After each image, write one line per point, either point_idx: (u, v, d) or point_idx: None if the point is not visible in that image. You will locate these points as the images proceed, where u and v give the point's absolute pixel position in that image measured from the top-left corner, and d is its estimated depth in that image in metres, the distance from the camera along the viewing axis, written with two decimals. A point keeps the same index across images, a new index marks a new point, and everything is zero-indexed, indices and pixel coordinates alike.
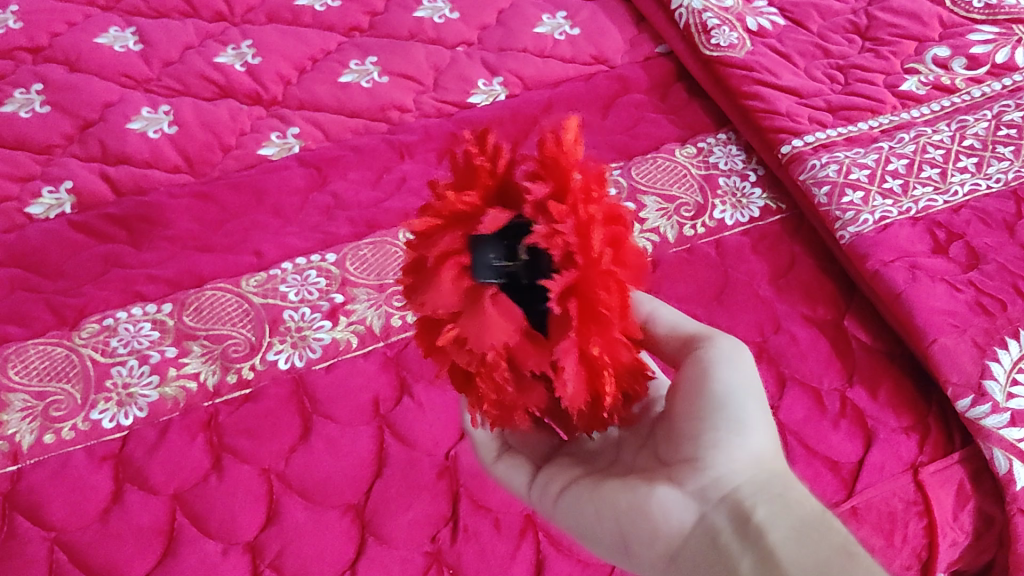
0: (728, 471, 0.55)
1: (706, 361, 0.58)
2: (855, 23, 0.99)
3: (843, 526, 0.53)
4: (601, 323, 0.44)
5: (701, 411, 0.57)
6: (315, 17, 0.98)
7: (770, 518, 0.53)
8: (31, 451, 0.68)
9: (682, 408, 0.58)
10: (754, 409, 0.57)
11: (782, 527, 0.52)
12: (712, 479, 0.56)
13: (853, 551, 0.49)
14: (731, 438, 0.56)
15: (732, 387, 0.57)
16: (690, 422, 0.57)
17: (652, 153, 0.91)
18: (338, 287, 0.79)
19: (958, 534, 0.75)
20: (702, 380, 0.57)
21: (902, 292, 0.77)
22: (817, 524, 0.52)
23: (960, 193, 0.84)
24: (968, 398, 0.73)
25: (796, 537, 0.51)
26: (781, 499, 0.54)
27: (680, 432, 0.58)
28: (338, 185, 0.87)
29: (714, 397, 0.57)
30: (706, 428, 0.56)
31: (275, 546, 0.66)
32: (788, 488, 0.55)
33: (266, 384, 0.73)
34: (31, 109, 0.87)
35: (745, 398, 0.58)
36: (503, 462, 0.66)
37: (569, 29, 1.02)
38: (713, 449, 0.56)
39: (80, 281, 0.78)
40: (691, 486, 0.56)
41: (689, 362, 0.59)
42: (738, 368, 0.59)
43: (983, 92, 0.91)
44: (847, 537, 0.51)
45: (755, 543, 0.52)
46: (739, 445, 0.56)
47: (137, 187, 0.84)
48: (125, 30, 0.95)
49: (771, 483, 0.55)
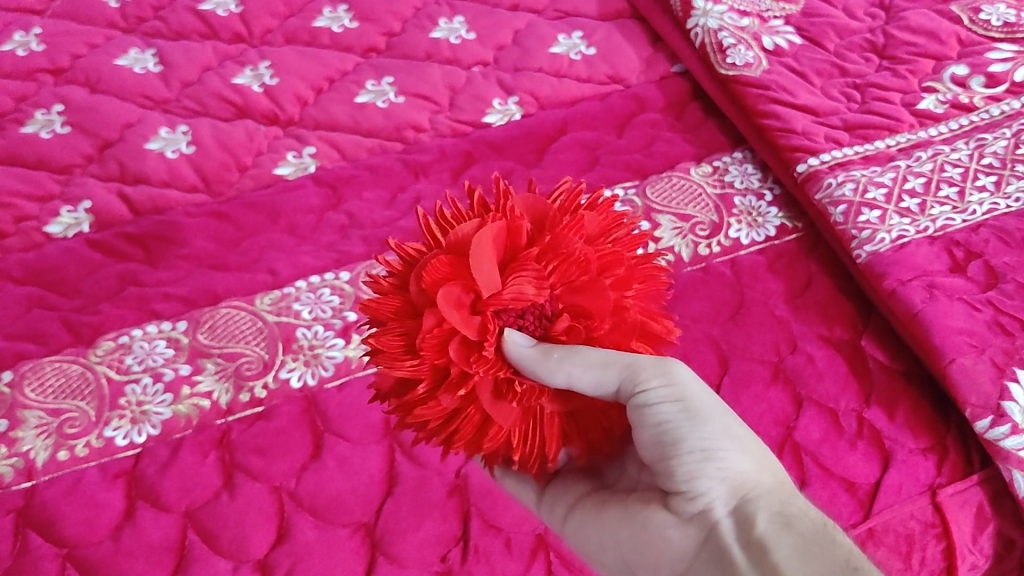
0: (719, 495, 0.55)
1: (647, 405, 0.53)
2: (873, 42, 0.98)
3: (847, 536, 0.53)
4: (395, 279, 0.51)
5: (669, 449, 0.55)
6: (332, 39, 0.99)
7: (772, 535, 0.53)
8: (45, 468, 0.68)
9: (650, 446, 0.56)
10: (714, 431, 0.55)
11: (787, 546, 0.52)
12: (705, 504, 0.55)
13: (858, 567, 0.51)
14: (705, 468, 0.54)
15: (679, 420, 0.54)
16: (665, 454, 0.55)
17: (667, 172, 0.91)
18: (352, 305, 0.79)
19: (978, 557, 0.73)
20: (654, 422, 0.54)
21: (920, 311, 0.76)
22: (818, 537, 0.52)
23: (980, 212, 0.83)
24: (987, 419, 0.71)
25: (800, 551, 0.51)
26: (782, 516, 0.54)
27: (657, 467, 0.56)
28: (353, 205, 0.87)
29: (667, 437, 0.54)
30: (677, 465, 0.55)
31: (286, 563, 0.66)
32: (785, 502, 0.55)
33: (279, 403, 0.73)
34: (52, 130, 0.88)
35: (706, 421, 0.55)
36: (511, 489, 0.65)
37: (585, 49, 1.02)
38: (697, 480, 0.55)
39: (97, 298, 0.79)
40: (686, 515, 0.56)
41: (629, 409, 0.53)
42: (684, 395, 0.54)
43: (1002, 110, 0.90)
44: (850, 551, 0.51)
45: (763, 563, 0.52)
46: (722, 468, 0.55)
47: (155, 206, 0.85)
48: (145, 52, 0.96)
49: (768, 499, 0.55)
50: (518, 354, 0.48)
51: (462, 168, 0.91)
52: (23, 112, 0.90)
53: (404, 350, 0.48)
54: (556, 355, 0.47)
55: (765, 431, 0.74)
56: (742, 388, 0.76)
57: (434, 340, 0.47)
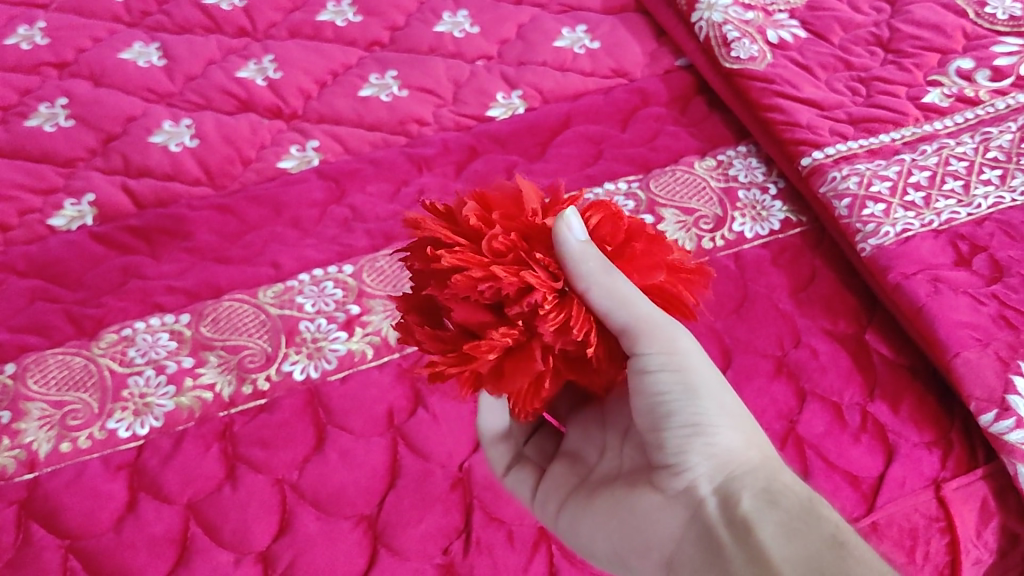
0: (705, 472, 0.55)
1: (646, 369, 0.52)
2: (878, 36, 0.98)
3: (834, 514, 0.53)
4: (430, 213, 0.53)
5: (661, 420, 0.55)
6: (336, 33, 0.99)
7: (757, 513, 0.52)
8: (48, 460, 0.68)
9: (644, 417, 0.56)
10: (707, 404, 0.55)
11: (770, 525, 0.52)
12: (691, 482, 0.55)
13: (841, 543, 0.50)
14: (696, 442, 0.54)
15: (672, 391, 0.54)
16: (657, 427, 0.55)
17: (671, 165, 0.91)
18: (355, 299, 0.79)
19: (982, 551, 0.73)
20: (650, 391, 0.54)
21: (924, 305, 0.75)
22: (805, 515, 0.52)
23: (984, 206, 0.82)
24: (991, 413, 0.71)
25: (783, 531, 0.51)
26: (766, 493, 0.53)
27: (649, 440, 0.56)
28: (356, 198, 0.87)
29: (661, 406, 0.54)
30: (668, 437, 0.55)
31: (288, 556, 0.66)
32: (772, 479, 0.54)
33: (281, 396, 0.73)
34: (55, 123, 0.88)
35: (701, 394, 0.55)
36: (511, 475, 0.66)
37: (589, 43, 1.01)
38: (685, 454, 0.55)
39: (100, 291, 0.79)
40: (673, 492, 0.56)
41: (630, 373, 0.53)
42: (681, 366, 0.54)
43: (1007, 104, 0.90)
44: (837, 526, 0.52)
45: (746, 540, 0.51)
46: (710, 444, 0.55)
47: (159, 199, 0.85)
48: (149, 45, 0.96)
49: (753, 477, 0.54)
50: (560, 249, 0.48)
51: (465, 162, 0.91)
52: (27, 105, 0.90)
53: (445, 222, 0.49)
54: (588, 264, 0.48)
55: (768, 425, 0.74)
56: (746, 381, 0.75)
57: (479, 213, 0.49)
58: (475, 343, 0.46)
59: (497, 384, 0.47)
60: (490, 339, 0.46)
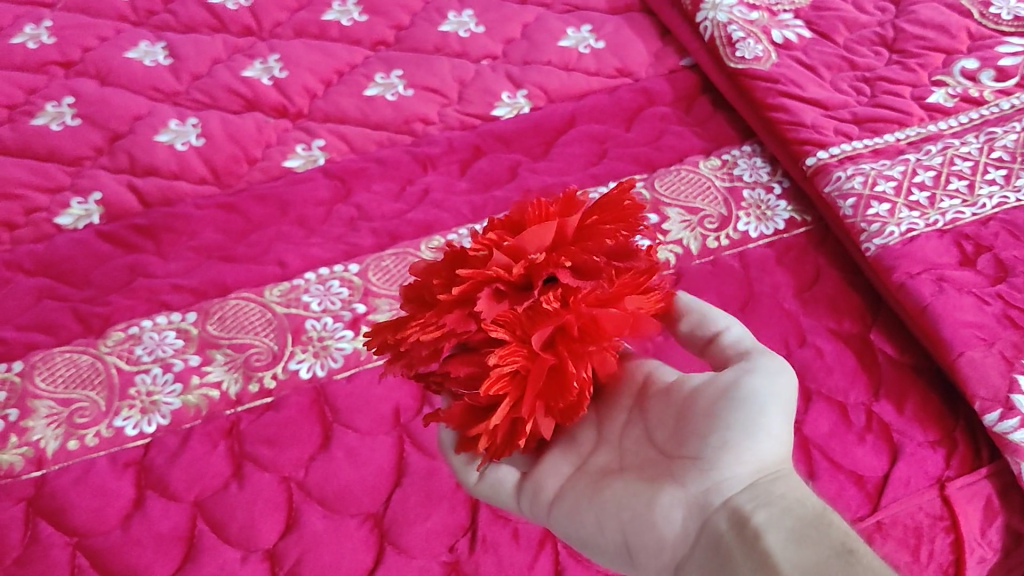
0: (735, 474, 0.55)
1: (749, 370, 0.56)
2: (882, 36, 0.98)
3: (843, 523, 0.52)
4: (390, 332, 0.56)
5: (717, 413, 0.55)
6: (342, 32, 0.99)
7: (769, 524, 0.52)
8: (55, 458, 0.69)
9: (705, 407, 0.56)
10: (772, 413, 0.55)
11: (782, 534, 0.51)
12: (715, 483, 0.55)
13: (852, 550, 0.49)
14: (740, 441, 0.54)
15: (757, 392, 0.55)
16: (700, 421, 0.56)
17: (676, 165, 0.91)
18: (361, 297, 0.79)
19: (986, 550, 0.73)
20: (736, 386, 0.55)
21: (929, 304, 0.75)
22: (817, 524, 0.51)
23: (989, 205, 0.82)
24: (996, 412, 0.71)
25: (794, 540, 0.51)
26: (782, 503, 0.53)
27: (692, 432, 0.56)
28: (362, 197, 0.87)
29: (735, 396, 0.55)
30: (716, 430, 0.55)
31: (295, 553, 0.66)
32: (791, 489, 0.54)
33: (288, 393, 0.73)
34: (62, 121, 0.89)
35: (771, 402, 0.55)
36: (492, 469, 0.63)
37: (594, 43, 1.01)
38: (722, 452, 0.55)
39: (106, 289, 0.79)
40: (694, 489, 0.56)
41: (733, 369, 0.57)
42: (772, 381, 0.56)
43: (1011, 104, 0.90)
44: (846, 534, 0.50)
45: (754, 548, 0.51)
46: (751, 448, 0.55)
47: (164, 198, 0.86)
48: (155, 45, 0.96)
49: (777, 485, 0.54)
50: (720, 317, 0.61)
51: (469, 162, 0.91)
52: (34, 104, 0.90)
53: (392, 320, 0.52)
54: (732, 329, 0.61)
55: None
56: None
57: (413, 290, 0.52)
58: (485, 382, 0.49)
59: (530, 387, 0.49)
60: (495, 369, 0.48)
